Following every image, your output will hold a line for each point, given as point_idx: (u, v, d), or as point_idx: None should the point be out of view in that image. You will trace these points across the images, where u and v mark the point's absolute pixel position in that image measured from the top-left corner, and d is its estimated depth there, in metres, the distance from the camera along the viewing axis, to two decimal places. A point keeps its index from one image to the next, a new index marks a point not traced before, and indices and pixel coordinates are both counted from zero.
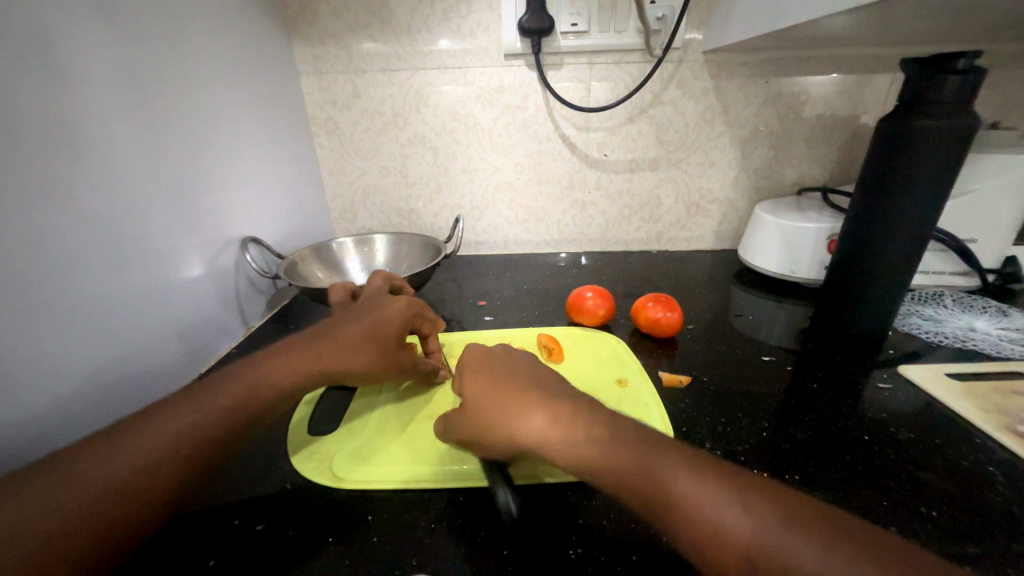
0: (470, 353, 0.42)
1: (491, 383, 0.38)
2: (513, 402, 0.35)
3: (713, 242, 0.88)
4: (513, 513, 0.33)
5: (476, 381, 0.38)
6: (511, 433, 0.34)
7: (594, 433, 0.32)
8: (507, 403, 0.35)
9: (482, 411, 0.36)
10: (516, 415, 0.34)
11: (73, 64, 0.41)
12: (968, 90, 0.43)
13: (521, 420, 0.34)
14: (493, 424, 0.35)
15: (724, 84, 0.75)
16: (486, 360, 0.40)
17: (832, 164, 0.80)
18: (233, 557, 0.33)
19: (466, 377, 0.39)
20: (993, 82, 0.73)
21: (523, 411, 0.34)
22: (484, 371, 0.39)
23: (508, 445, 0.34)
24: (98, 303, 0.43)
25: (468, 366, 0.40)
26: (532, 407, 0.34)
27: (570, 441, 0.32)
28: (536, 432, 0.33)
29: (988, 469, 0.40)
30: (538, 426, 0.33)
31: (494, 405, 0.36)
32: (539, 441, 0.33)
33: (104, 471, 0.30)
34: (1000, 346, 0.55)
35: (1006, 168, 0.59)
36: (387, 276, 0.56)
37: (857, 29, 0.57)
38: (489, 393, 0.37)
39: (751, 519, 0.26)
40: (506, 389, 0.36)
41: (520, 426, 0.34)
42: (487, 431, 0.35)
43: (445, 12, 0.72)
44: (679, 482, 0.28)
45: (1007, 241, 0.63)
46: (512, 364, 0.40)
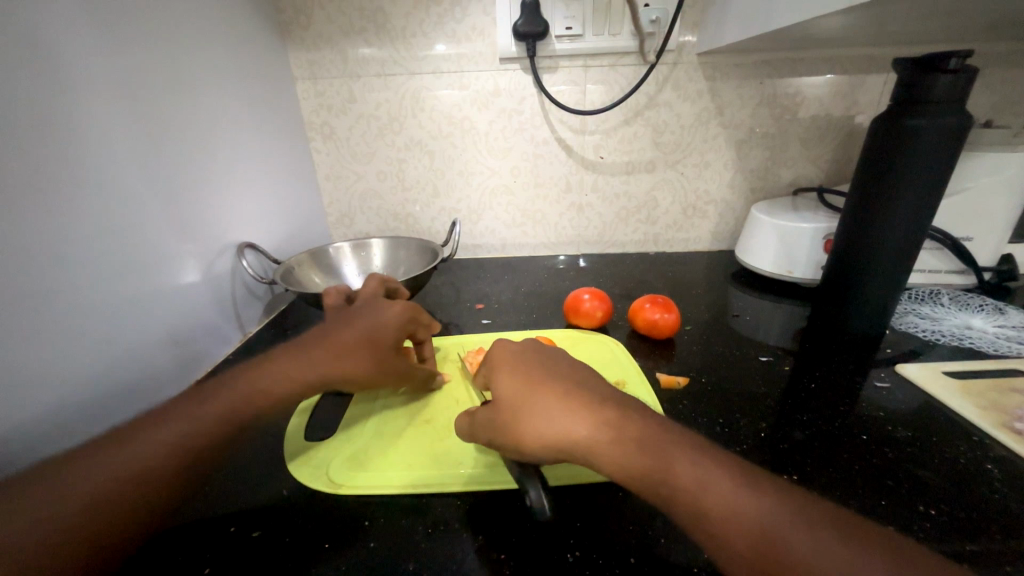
0: (501, 350, 0.41)
1: (526, 380, 0.37)
2: (551, 400, 0.34)
3: (710, 243, 0.88)
4: (547, 511, 0.32)
5: (510, 378, 0.37)
6: (547, 432, 0.33)
7: (638, 436, 0.31)
8: (544, 401, 0.34)
9: (515, 408, 0.35)
10: (554, 414, 0.33)
11: (70, 71, 0.41)
12: (959, 90, 0.44)
13: (559, 420, 0.33)
14: (527, 422, 0.34)
15: (718, 85, 0.75)
16: (520, 358, 0.39)
17: (827, 164, 0.80)
18: (228, 564, 0.33)
19: (498, 374, 0.38)
20: (987, 81, 0.73)
21: (562, 411, 0.34)
22: (517, 368, 0.38)
23: (544, 444, 0.33)
24: (95, 309, 0.43)
25: (500, 363, 0.39)
26: (572, 407, 0.34)
27: (588, 437, 0.32)
28: (576, 433, 0.32)
29: (986, 466, 0.39)
30: (579, 427, 0.32)
31: (530, 403, 0.35)
32: (556, 438, 0.33)
33: (98, 476, 0.30)
34: (996, 343, 0.55)
35: (1000, 167, 0.59)
36: (382, 278, 0.56)
37: (849, 30, 0.58)
38: (524, 390, 0.36)
39: (809, 536, 0.25)
40: (543, 386, 0.36)
41: (559, 425, 0.33)
42: (519, 430, 0.34)
43: (440, 16, 0.72)
44: (730, 494, 0.28)
45: (1003, 239, 0.63)
46: (531, 358, 0.39)
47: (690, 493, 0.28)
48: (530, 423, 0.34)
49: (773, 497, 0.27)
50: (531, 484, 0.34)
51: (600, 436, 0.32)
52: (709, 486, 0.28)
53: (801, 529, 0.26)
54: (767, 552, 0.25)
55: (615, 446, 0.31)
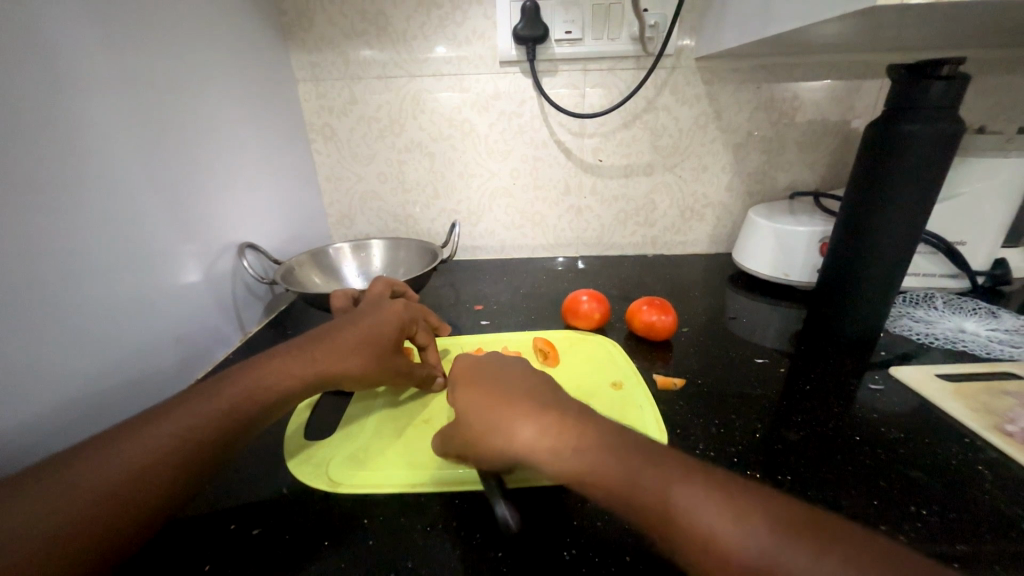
0: (464, 364, 0.43)
1: (483, 393, 0.38)
2: (506, 409, 0.36)
3: (708, 246, 0.89)
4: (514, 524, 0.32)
5: (468, 391, 0.39)
6: (503, 442, 0.34)
7: (591, 441, 0.32)
8: (497, 413, 0.36)
9: (475, 419, 0.37)
10: (505, 424, 0.35)
11: (75, 72, 0.42)
12: (952, 95, 0.44)
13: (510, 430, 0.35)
14: (486, 433, 0.35)
15: (716, 89, 0.76)
16: (480, 371, 0.41)
17: (824, 169, 0.81)
18: (228, 562, 0.33)
19: (459, 388, 0.40)
20: (981, 87, 0.74)
21: (516, 419, 0.35)
22: (473, 381, 0.40)
23: (503, 454, 0.34)
24: (97, 308, 0.43)
25: (459, 379, 0.41)
26: (526, 414, 0.35)
27: (541, 445, 0.33)
28: (531, 440, 0.33)
29: (977, 468, 0.40)
30: (530, 434, 0.34)
31: (487, 414, 0.36)
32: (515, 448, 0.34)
33: (106, 470, 0.30)
34: (988, 347, 0.56)
35: (994, 172, 0.59)
36: (389, 281, 0.56)
37: (845, 36, 0.58)
38: (480, 403, 0.38)
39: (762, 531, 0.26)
40: (498, 398, 0.37)
41: (515, 433, 0.34)
42: (481, 438, 0.36)
43: (441, 19, 0.73)
44: (685, 495, 0.28)
45: (996, 243, 0.64)
46: (490, 372, 0.41)
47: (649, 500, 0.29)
48: (487, 436, 0.35)
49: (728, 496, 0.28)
50: (496, 498, 0.34)
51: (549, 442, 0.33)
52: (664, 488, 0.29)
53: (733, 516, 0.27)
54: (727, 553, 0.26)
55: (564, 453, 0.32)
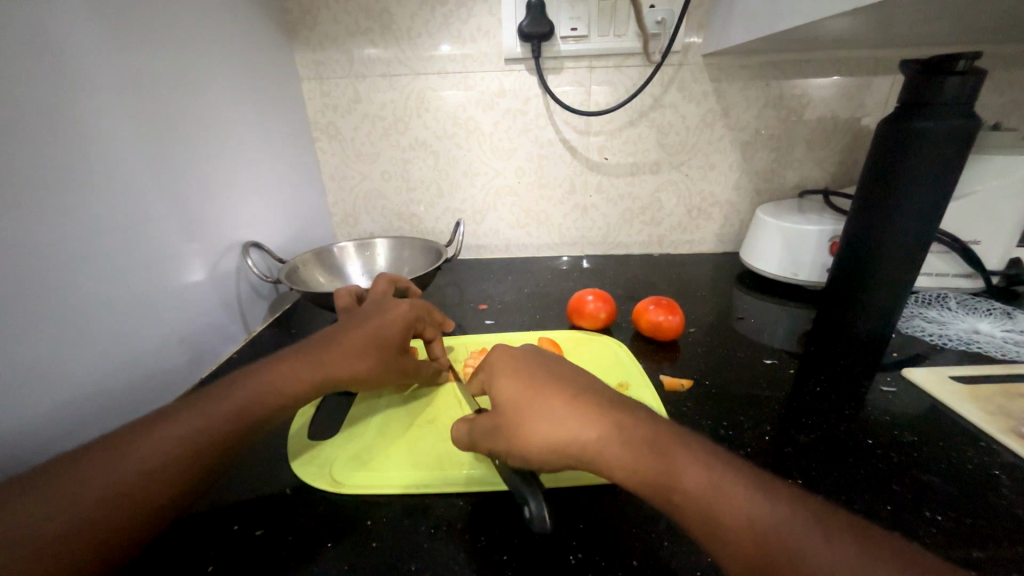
0: (499, 353, 0.40)
1: (528, 384, 0.36)
2: (555, 403, 0.34)
3: (715, 245, 0.88)
4: (545, 524, 0.30)
5: (512, 383, 0.37)
6: (554, 439, 0.33)
7: (646, 442, 0.31)
8: (549, 407, 0.34)
9: (519, 411, 0.35)
10: (558, 421, 0.33)
11: (77, 71, 0.42)
12: (967, 92, 0.43)
13: (563, 427, 0.33)
14: (536, 428, 0.33)
15: (724, 86, 0.75)
16: (519, 360, 0.39)
17: (834, 166, 0.80)
18: (230, 562, 0.33)
19: (498, 377, 0.38)
20: (996, 83, 0.72)
21: (569, 413, 0.33)
22: (517, 371, 0.37)
23: (551, 449, 0.33)
24: (102, 307, 0.43)
25: (500, 367, 0.38)
26: (577, 408, 0.33)
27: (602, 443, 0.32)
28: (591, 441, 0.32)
29: (994, 472, 0.39)
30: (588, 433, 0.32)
31: (534, 406, 0.34)
32: (569, 445, 0.32)
33: (114, 471, 0.30)
34: (1004, 348, 0.54)
35: (1009, 169, 0.58)
36: (393, 278, 0.56)
37: (857, 32, 0.57)
38: (524, 395, 0.35)
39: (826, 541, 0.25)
40: (545, 389, 0.35)
41: (568, 426, 0.33)
42: (524, 432, 0.34)
43: (445, 17, 0.72)
44: (746, 501, 0.27)
45: (1012, 242, 0.62)
46: (537, 365, 0.38)
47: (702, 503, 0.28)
48: (536, 431, 0.33)
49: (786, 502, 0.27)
50: (532, 497, 0.32)
51: (606, 442, 0.32)
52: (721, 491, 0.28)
53: (807, 531, 0.26)
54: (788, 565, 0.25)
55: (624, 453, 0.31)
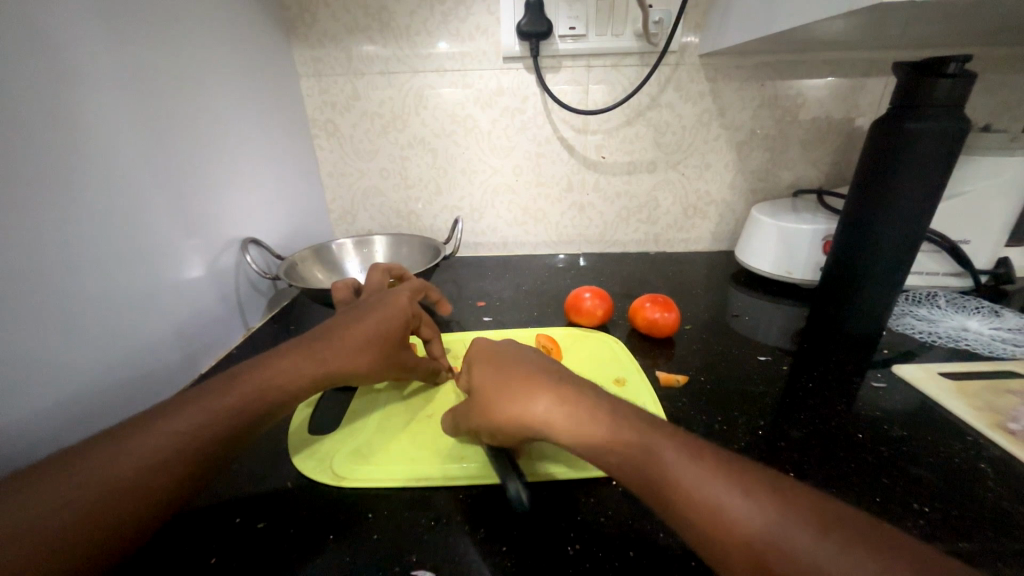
0: (477, 345, 0.43)
1: (496, 369, 0.39)
2: (518, 386, 0.37)
3: (710, 243, 0.89)
4: (525, 504, 0.35)
5: (483, 369, 0.40)
6: (512, 415, 0.36)
7: (594, 414, 0.34)
8: (509, 387, 0.37)
9: (491, 394, 0.38)
10: (516, 399, 0.36)
11: (77, 67, 0.42)
12: (958, 94, 0.44)
13: (521, 405, 0.36)
14: (499, 405, 0.37)
15: (721, 86, 0.75)
16: (492, 350, 0.42)
17: (827, 166, 0.81)
18: (233, 555, 0.34)
19: (472, 365, 0.41)
20: (986, 85, 0.73)
21: (524, 392, 0.36)
22: (489, 359, 0.41)
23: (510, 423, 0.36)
24: (102, 302, 0.43)
25: (476, 357, 0.42)
26: (533, 386, 0.36)
27: (554, 416, 0.34)
28: (542, 414, 0.35)
29: (980, 466, 0.40)
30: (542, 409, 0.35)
31: (502, 389, 0.37)
32: (525, 420, 0.35)
33: (118, 465, 0.31)
34: (991, 346, 0.56)
35: (998, 170, 0.59)
36: (387, 267, 0.56)
37: (851, 33, 0.58)
38: (494, 379, 0.38)
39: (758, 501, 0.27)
40: (509, 372, 0.38)
41: (522, 403, 0.36)
42: (494, 413, 0.37)
43: (444, 15, 0.72)
44: (679, 463, 0.30)
45: (1000, 242, 0.64)
46: (511, 352, 0.41)
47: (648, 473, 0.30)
48: (497, 408, 0.37)
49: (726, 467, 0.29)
50: (510, 480, 0.36)
51: (558, 416, 0.34)
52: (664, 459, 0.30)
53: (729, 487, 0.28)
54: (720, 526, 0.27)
55: (573, 425, 0.34)
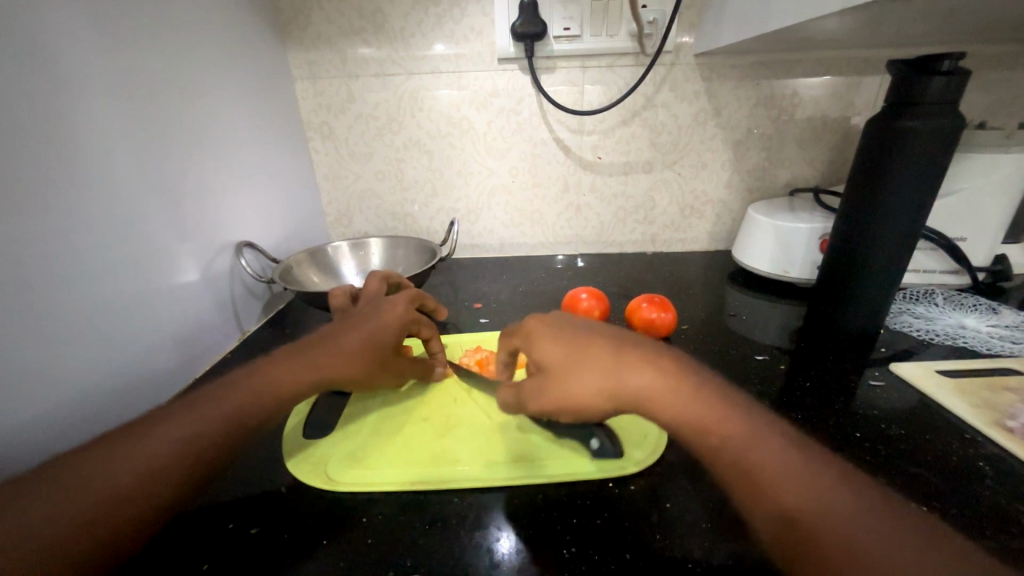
0: (533, 319, 0.42)
1: (573, 344, 0.38)
2: (611, 360, 0.36)
3: (708, 243, 0.89)
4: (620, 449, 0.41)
5: (557, 346, 0.38)
6: (613, 389, 0.35)
7: (692, 393, 0.34)
8: (600, 363, 0.36)
9: (582, 369, 0.36)
10: (616, 374, 0.35)
11: (70, 72, 0.41)
12: (952, 91, 0.44)
13: (622, 381, 0.35)
14: (596, 381, 0.36)
15: (715, 86, 0.75)
16: (555, 325, 0.40)
17: (823, 165, 0.81)
18: (227, 561, 0.33)
19: (538, 342, 0.39)
20: (981, 82, 0.73)
21: (618, 368, 0.35)
22: (558, 335, 0.39)
23: (607, 398, 0.35)
24: (95, 307, 0.43)
25: (537, 333, 0.40)
26: (629, 362, 0.36)
27: (658, 390, 0.34)
28: (649, 388, 0.34)
29: (979, 464, 0.40)
30: (646, 383, 0.35)
31: (596, 364, 0.36)
32: (628, 395, 0.35)
33: (110, 475, 0.30)
34: (989, 343, 0.56)
35: (994, 168, 0.59)
36: (385, 275, 0.56)
37: (845, 32, 0.58)
38: (575, 353, 0.37)
39: (870, 513, 0.27)
40: (589, 348, 0.37)
41: (621, 379, 0.35)
42: (585, 392, 0.36)
43: (438, 17, 0.72)
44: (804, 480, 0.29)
45: (997, 239, 0.63)
46: (573, 325, 0.40)
47: (753, 470, 0.30)
48: (591, 386, 0.36)
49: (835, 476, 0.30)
50: (597, 433, 0.41)
51: (661, 390, 0.34)
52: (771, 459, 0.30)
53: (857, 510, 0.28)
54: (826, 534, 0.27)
55: (677, 399, 0.34)
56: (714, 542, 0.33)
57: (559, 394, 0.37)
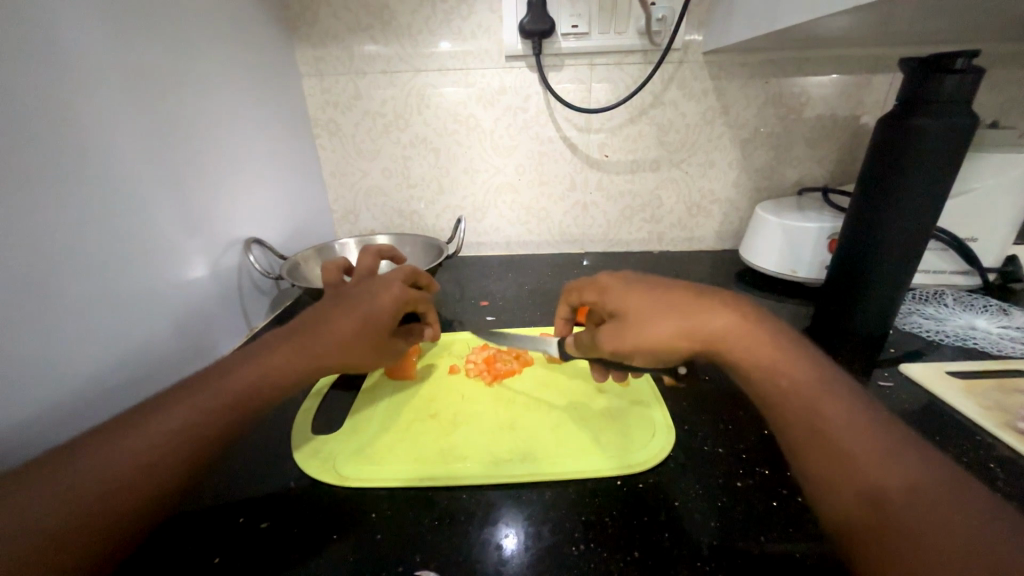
0: (605, 273, 0.44)
1: (652, 292, 0.40)
2: (693, 306, 0.38)
3: (714, 242, 0.89)
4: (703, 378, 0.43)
5: (640, 294, 0.40)
6: (703, 332, 0.37)
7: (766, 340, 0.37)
8: (687, 309, 0.38)
9: (666, 316, 0.38)
10: (704, 317, 0.37)
11: (80, 69, 0.42)
12: (966, 89, 0.44)
13: (712, 325, 0.37)
14: (687, 325, 0.37)
15: (724, 84, 0.75)
16: (631, 278, 0.42)
17: (832, 164, 0.80)
18: (236, 555, 0.33)
19: (615, 291, 0.41)
20: (994, 81, 0.73)
21: (705, 313, 0.37)
22: (637, 284, 0.41)
23: (689, 339, 0.37)
24: (104, 301, 0.43)
25: (615, 284, 0.42)
26: (714, 307, 0.38)
27: (744, 335, 0.36)
28: (734, 331, 0.37)
29: (989, 466, 0.40)
30: (734, 328, 0.37)
31: (682, 309, 0.38)
32: (715, 335, 0.37)
33: (109, 466, 0.30)
34: (1000, 344, 0.55)
35: (1006, 168, 0.59)
36: (378, 250, 0.56)
37: (858, 29, 0.57)
38: (653, 298, 0.39)
39: (944, 491, 0.28)
40: (671, 296, 0.39)
41: (708, 323, 0.37)
42: (669, 337, 0.37)
43: (445, 14, 0.72)
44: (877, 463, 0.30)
45: (1008, 240, 0.63)
46: (646, 278, 0.42)
47: (830, 445, 0.31)
48: (676, 329, 0.37)
49: (921, 454, 0.30)
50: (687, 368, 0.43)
51: (747, 334, 0.37)
52: (852, 426, 0.31)
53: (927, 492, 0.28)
54: (911, 512, 0.27)
55: (757, 344, 0.36)
56: (722, 541, 0.33)
57: (639, 338, 0.38)
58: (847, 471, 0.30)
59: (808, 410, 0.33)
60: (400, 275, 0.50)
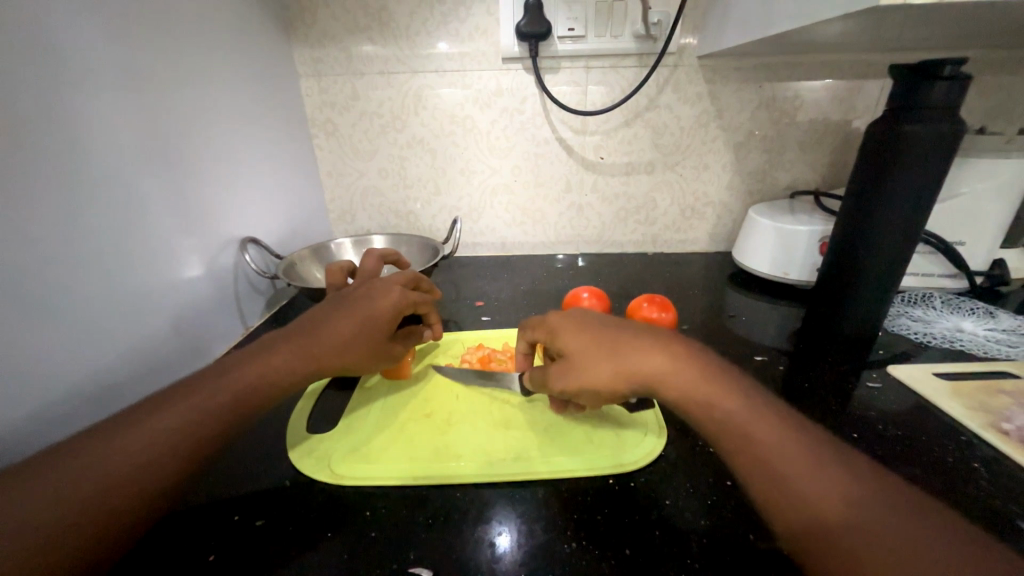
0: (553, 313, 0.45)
1: (592, 335, 0.41)
2: (629, 346, 0.39)
3: (708, 244, 0.89)
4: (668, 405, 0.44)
5: (580, 337, 0.41)
6: (637, 371, 0.38)
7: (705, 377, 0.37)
8: (623, 350, 0.39)
9: (601, 357, 0.39)
10: (637, 357, 0.38)
11: (77, 68, 0.42)
12: (954, 97, 0.44)
13: (648, 365, 0.38)
14: (620, 366, 0.38)
15: (718, 88, 0.76)
16: (577, 318, 0.43)
17: (824, 168, 0.81)
18: (232, 552, 0.34)
19: (560, 331, 0.43)
20: (982, 87, 0.74)
21: (640, 354, 0.38)
22: (580, 326, 0.42)
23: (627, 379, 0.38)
24: (100, 300, 0.44)
25: (562, 324, 0.43)
26: (648, 348, 0.39)
27: (682, 375, 0.37)
28: (668, 372, 0.37)
29: (973, 465, 0.40)
30: (672, 369, 0.37)
31: (614, 351, 0.39)
32: (650, 376, 0.37)
33: (108, 463, 0.31)
34: (986, 346, 0.56)
35: (993, 173, 0.60)
36: (382, 255, 0.56)
37: (849, 35, 0.58)
38: (594, 341, 0.40)
39: (884, 510, 0.28)
40: (609, 339, 0.40)
41: (643, 364, 0.38)
42: (606, 377, 0.38)
43: (443, 16, 0.72)
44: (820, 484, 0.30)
45: (995, 244, 0.64)
46: (590, 319, 0.43)
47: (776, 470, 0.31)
48: (612, 370, 0.38)
49: (860, 474, 0.30)
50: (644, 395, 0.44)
51: (685, 374, 0.37)
52: (791, 450, 0.32)
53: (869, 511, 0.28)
54: (849, 534, 0.28)
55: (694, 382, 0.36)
56: (711, 539, 0.34)
57: (577, 378, 0.39)
58: (789, 496, 0.30)
59: (747, 435, 0.33)
60: (400, 280, 0.50)
